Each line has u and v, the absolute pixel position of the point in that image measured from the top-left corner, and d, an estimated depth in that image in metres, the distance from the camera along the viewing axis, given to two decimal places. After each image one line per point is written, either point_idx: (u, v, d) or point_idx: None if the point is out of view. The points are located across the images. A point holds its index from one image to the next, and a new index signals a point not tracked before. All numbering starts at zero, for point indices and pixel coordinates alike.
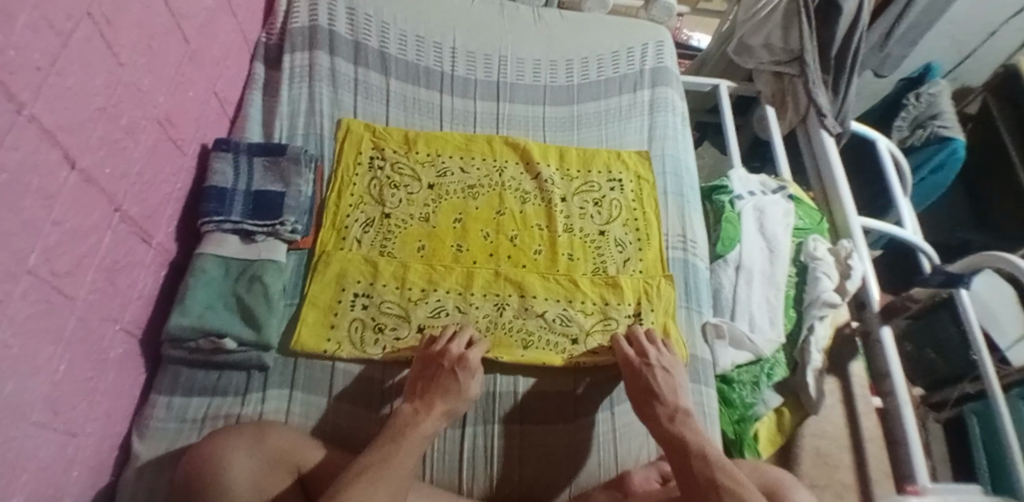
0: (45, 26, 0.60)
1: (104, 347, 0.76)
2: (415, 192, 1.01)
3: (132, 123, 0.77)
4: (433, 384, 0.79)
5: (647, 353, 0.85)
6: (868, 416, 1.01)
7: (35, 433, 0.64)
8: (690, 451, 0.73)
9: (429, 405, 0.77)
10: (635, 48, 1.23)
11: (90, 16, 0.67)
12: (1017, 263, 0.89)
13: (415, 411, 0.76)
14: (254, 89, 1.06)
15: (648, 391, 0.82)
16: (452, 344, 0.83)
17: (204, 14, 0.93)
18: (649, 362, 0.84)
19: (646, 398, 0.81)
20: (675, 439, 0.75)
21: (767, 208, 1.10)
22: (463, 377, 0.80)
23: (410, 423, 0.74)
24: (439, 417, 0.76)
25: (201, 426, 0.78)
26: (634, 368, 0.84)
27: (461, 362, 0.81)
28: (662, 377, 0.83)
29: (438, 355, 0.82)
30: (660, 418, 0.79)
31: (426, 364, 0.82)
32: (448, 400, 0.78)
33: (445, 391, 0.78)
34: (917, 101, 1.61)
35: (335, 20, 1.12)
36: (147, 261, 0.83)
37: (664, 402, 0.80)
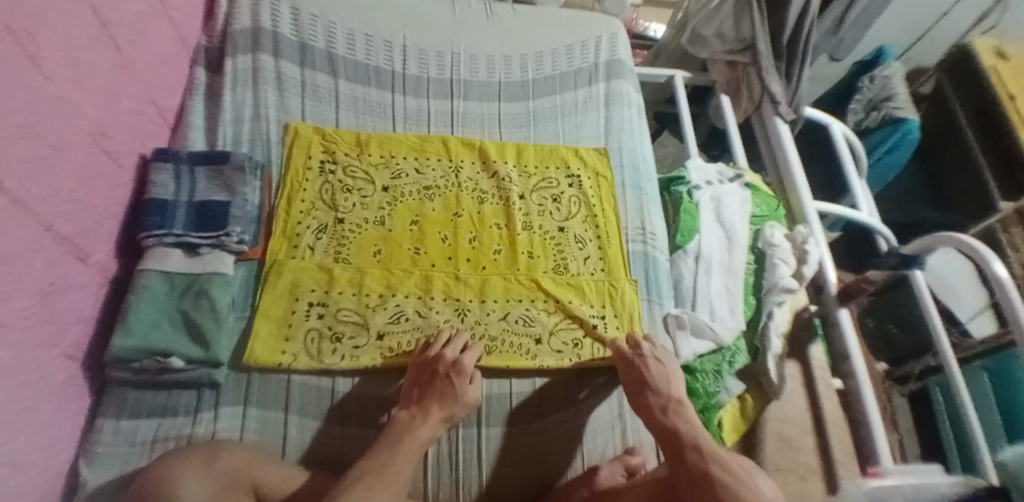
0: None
1: (43, 374, 0.72)
2: (369, 196, 0.99)
3: (60, 138, 0.74)
4: (432, 387, 0.80)
5: (641, 345, 0.86)
6: (829, 398, 1.03)
7: None
8: (683, 444, 0.72)
9: (426, 410, 0.77)
10: (589, 42, 1.22)
11: (11, 29, 0.64)
12: (964, 240, 0.92)
13: (412, 417, 0.76)
14: (195, 95, 1.02)
15: (643, 383, 0.82)
16: (447, 349, 0.83)
17: (136, 20, 0.89)
18: (645, 354, 0.85)
19: (641, 392, 0.82)
20: (670, 432, 0.75)
21: (724, 197, 1.11)
22: (459, 381, 0.80)
23: (407, 430, 0.75)
24: (438, 422, 0.77)
25: (152, 449, 0.76)
26: (627, 360, 0.85)
27: (456, 368, 0.81)
28: (655, 369, 0.84)
29: (433, 359, 0.82)
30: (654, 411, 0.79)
31: (421, 370, 0.82)
32: (446, 405, 0.78)
33: (443, 395, 0.79)
34: (872, 83, 1.65)
35: (278, 21, 1.09)
36: (84, 282, 0.79)
37: (657, 394, 0.81)
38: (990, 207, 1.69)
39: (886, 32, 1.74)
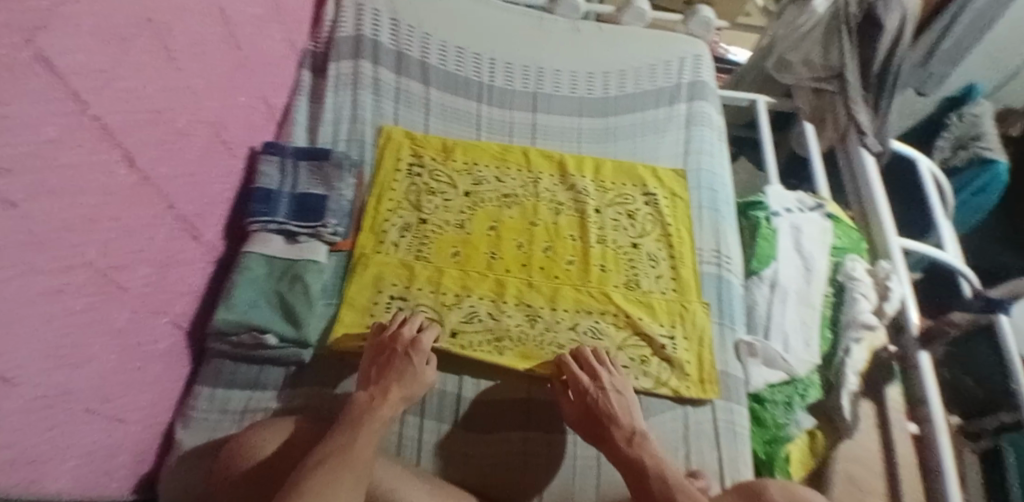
0: (106, 30, 0.64)
1: (153, 339, 0.79)
2: (451, 199, 1.03)
3: (187, 126, 0.81)
4: (389, 367, 0.79)
5: (600, 376, 0.83)
6: (903, 441, 1.01)
7: (83, 417, 0.68)
8: (648, 475, 0.73)
9: (385, 390, 0.77)
10: (672, 62, 1.23)
11: (150, 22, 0.71)
12: None
13: (371, 398, 0.76)
14: (300, 95, 1.10)
15: (601, 416, 0.80)
16: (404, 329, 0.83)
17: (256, 22, 0.97)
18: (598, 389, 0.82)
19: (601, 428, 0.80)
20: (636, 467, 0.74)
21: (804, 226, 1.09)
22: (416, 359, 0.81)
23: (366, 411, 0.74)
24: (396, 402, 0.76)
25: (242, 418, 0.81)
26: (587, 393, 0.81)
27: (414, 346, 0.82)
28: (617, 400, 0.81)
29: (390, 340, 0.82)
30: (613, 442, 0.78)
31: (379, 351, 0.82)
32: (404, 384, 0.78)
33: (402, 373, 0.79)
34: (960, 121, 1.60)
35: (378, 30, 1.16)
36: (196, 258, 0.87)
37: (614, 426, 0.79)
38: None
39: (971, 70, 1.63)
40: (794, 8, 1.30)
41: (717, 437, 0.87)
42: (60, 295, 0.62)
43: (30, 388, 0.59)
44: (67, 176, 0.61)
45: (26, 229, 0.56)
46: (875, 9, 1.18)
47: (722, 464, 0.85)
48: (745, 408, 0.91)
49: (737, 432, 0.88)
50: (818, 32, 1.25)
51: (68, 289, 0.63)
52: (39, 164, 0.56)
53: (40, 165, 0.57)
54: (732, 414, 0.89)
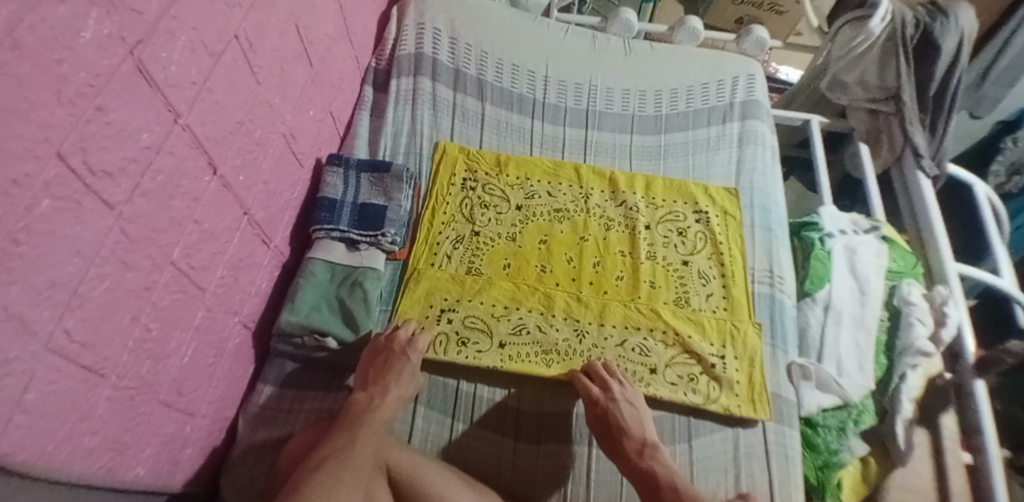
0: (200, 46, 0.69)
1: (224, 337, 0.83)
2: (504, 213, 1.05)
3: (263, 136, 0.86)
4: (387, 366, 0.82)
5: (611, 388, 0.84)
6: (957, 472, 0.96)
7: (161, 410, 0.72)
8: (661, 487, 0.76)
9: (383, 389, 0.80)
10: (725, 81, 1.24)
11: (237, 39, 0.76)
12: None
13: (370, 398, 0.79)
14: (363, 110, 1.14)
15: (611, 426, 0.82)
16: (400, 331, 0.87)
17: (326, 40, 1.02)
18: (610, 399, 0.83)
19: (612, 440, 0.81)
20: (650, 480, 0.77)
21: (859, 247, 1.07)
22: (413, 357, 0.84)
23: (365, 411, 0.77)
24: (394, 401, 0.80)
25: (300, 417, 0.85)
26: (600, 406, 0.82)
27: (409, 345, 0.85)
28: (627, 411, 0.83)
29: (388, 341, 0.85)
30: (625, 454, 0.80)
31: (376, 352, 0.84)
32: (402, 384, 0.81)
33: (398, 372, 0.82)
34: (1015, 146, 1.52)
35: (438, 47, 1.20)
36: (265, 262, 0.91)
37: (626, 438, 0.81)
38: None
39: None
40: (850, 28, 1.21)
41: (768, 458, 0.86)
42: (149, 292, 0.66)
43: (118, 379, 0.63)
44: (159, 180, 0.65)
45: (122, 229, 0.60)
46: (932, 30, 1.17)
47: (773, 487, 0.84)
48: (797, 431, 0.90)
49: (789, 456, 0.87)
50: (875, 53, 1.21)
51: (156, 287, 0.67)
52: (137, 169, 0.61)
53: (138, 170, 0.61)
54: (784, 437, 0.89)
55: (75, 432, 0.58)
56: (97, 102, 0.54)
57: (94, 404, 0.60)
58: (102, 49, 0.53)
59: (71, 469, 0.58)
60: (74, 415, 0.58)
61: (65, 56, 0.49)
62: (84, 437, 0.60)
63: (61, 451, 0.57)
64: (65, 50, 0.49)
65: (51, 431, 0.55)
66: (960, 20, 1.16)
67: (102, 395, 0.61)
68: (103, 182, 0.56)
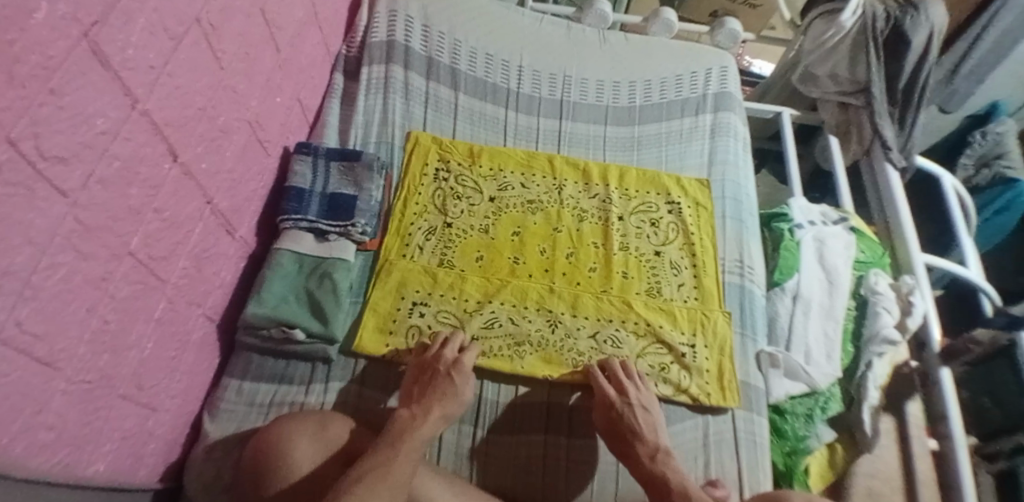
0: (160, 28, 0.67)
1: (187, 329, 0.81)
2: (477, 204, 1.04)
3: (227, 123, 0.84)
4: (431, 386, 0.80)
5: (627, 391, 0.84)
6: (923, 459, 0.97)
7: (120, 404, 0.70)
8: (672, 492, 0.74)
9: (427, 409, 0.77)
10: (699, 73, 1.25)
11: (199, 22, 0.74)
12: None
13: (412, 416, 0.76)
14: (333, 98, 1.12)
15: (624, 429, 0.81)
16: (446, 349, 0.85)
17: (295, 26, 1.00)
18: (627, 403, 0.83)
19: (624, 443, 0.81)
20: (660, 484, 0.75)
21: (828, 238, 1.09)
22: (459, 379, 0.82)
23: (408, 429, 0.74)
24: (436, 421, 0.76)
25: (267, 411, 0.83)
26: (615, 408, 0.82)
27: (456, 366, 0.83)
28: (643, 417, 0.82)
29: (434, 359, 0.84)
30: (637, 457, 0.79)
31: (422, 369, 0.83)
32: (446, 403, 0.79)
33: (443, 394, 0.79)
34: (983, 139, 1.58)
35: (411, 36, 1.18)
36: (229, 253, 0.88)
37: (637, 441, 0.80)
38: None
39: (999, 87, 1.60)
40: (823, 22, 1.23)
41: (737, 446, 0.87)
42: (106, 282, 0.64)
43: (74, 372, 0.61)
44: (117, 166, 0.63)
45: (76, 217, 0.58)
46: (903, 24, 1.19)
47: (742, 475, 0.85)
48: (765, 419, 0.91)
49: (758, 443, 0.88)
50: (846, 47, 1.23)
51: (113, 277, 0.65)
52: (93, 154, 0.59)
53: (93, 156, 0.59)
54: (753, 425, 0.89)
55: (31, 425, 0.56)
56: (51, 85, 0.52)
57: (50, 397, 0.58)
58: (56, 31, 0.51)
59: (28, 465, 0.56)
60: (31, 408, 0.56)
61: (19, 37, 0.47)
62: (40, 430, 0.58)
63: (16, 445, 0.55)
64: (18, 31, 0.47)
65: (5, 425, 0.53)
66: (932, 18, 1.18)
67: (58, 388, 0.59)
68: (57, 168, 0.54)
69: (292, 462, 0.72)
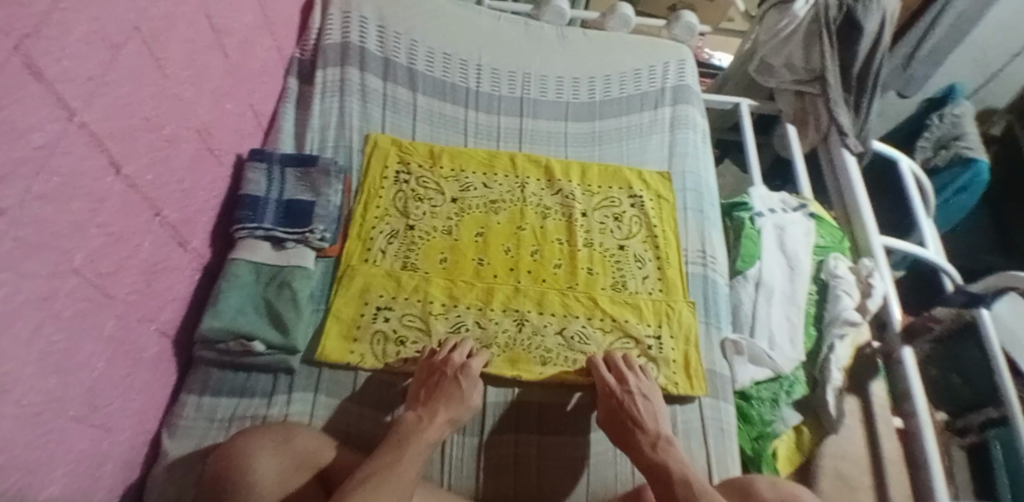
0: (97, 38, 0.64)
1: (139, 346, 0.78)
2: (439, 206, 1.03)
3: (173, 133, 0.81)
4: (439, 390, 0.80)
5: (627, 380, 0.84)
6: (890, 438, 0.98)
7: (72, 427, 0.67)
8: (673, 479, 0.71)
9: (433, 412, 0.77)
10: (657, 67, 1.26)
11: (139, 30, 0.72)
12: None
13: (419, 419, 0.76)
14: (288, 102, 1.11)
15: (623, 417, 0.81)
16: (454, 354, 0.84)
17: (243, 30, 0.98)
18: (627, 390, 0.83)
19: (624, 432, 0.80)
20: (659, 468, 0.73)
21: (788, 226, 1.11)
22: (466, 384, 0.81)
23: (414, 430, 0.74)
24: (442, 424, 0.76)
25: (228, 426, 0.81)
26: (615, 396, 0.83)
27: (463, 370, 0.82)
28: (643, 406, 0.82)
29: (441, 363, 0.83)
30: (638, 444, 0.78)
31: (430, 372, 0.83)
32: (451, 407, 0.78)
33: (450, 396, 0.79)
34: (940, 121, 1.62)
35: (366, 37, 1.17)
36: (183, 266, 0.86)
37: (637, 429, 0.79)
38: None
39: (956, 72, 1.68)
40: (775, 12, 1.27)
41: (704, 433, 0.88)
42: (50, 302, 0.62)
43: (21, 396, 0.58)
44: (56, 183, 0.60)
45: (14, 236, 0.55)
46: (856, 12, 1.20)
47: (711, 461, 0.86)
48: (732, 406, 0.93)
49: (725, 430, 0.89)
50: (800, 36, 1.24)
51: (57, 296, 0.62)
52: (29, 171, 0.56)
53: (30, 172, 0.57)
54: (720, 412, 0.91)
55: None
56: None
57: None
58: None
59: None
60: None
61: None
62: None
63: None
64: None
65: None
66: (883, 3, 1.19)
67: (6, 412, 0.57)
68: None
69: (255, 482, 0.69)
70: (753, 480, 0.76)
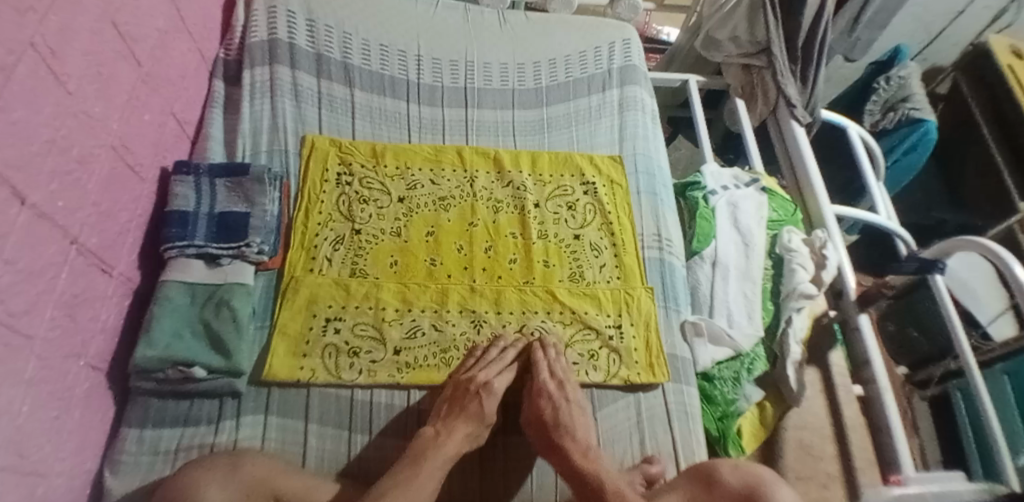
0: None
1: (69, 384, 0.72)
2: (385, 207, 0.99)
3: (84, 153, 0.74)
4: (460, 407, 0.79)
5: (566, 387, 0.83)
6: (850, 405, 1.00)
7: None
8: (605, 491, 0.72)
9: (451, 427, 0.77)
10: (603, 48, 1.23)
11: (33, 47, 0.65)
12: (992, 247, 0.88)
13: (436, 434, 0.77)
14: (214, 107, 1.05)
15: (553, 426, 0.79)
16: (480, 370, 0.83)
17: (157, 35, 0.92)
18: (565, 399, 0.82)
19: (554, 442, 0.78)
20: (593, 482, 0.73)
21: (741, 202, 1.12)
22: (488, 404, 0.80)
23: (432, 446, 0.75)
24: (461, 440, 0.77)
25: (175, 458, 0.76)
26: (553, 401, 0.81)
27: (486, 388, 0.81)
28: (577, 416, 0.81)
29: (464, 379, 0.82)
30: (568, 453, 0.76)
31: (453, 389, 0.82)
32: (471, 423, 0.78)
33: (471, 415, 0.79)
34: (887, 84, 1.62)
35: (295, 32, 1.11)
36: (109, 293, 0.80)
37: (568, 439, 0.78)
38: (1011, 209, 1.68)
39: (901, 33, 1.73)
40: None
41: (669, 419, 0.88)
42: None
43: None
44: None
45: None
46: None
47: (677, 446, 0.86)
48: (695, 388, 0.93)
49: (689, 413, 0.89)
50: (743, 9, 1.24)
51: None
52: None
53: None
54: (683, 396, 0.91)
55: None
56: None
57: None
58: None
59: None
60: None
61: None
62: None
63: None
64: None
65: None
66: None
67: None
68: None
69: None
70: (714, 464, 0.75)
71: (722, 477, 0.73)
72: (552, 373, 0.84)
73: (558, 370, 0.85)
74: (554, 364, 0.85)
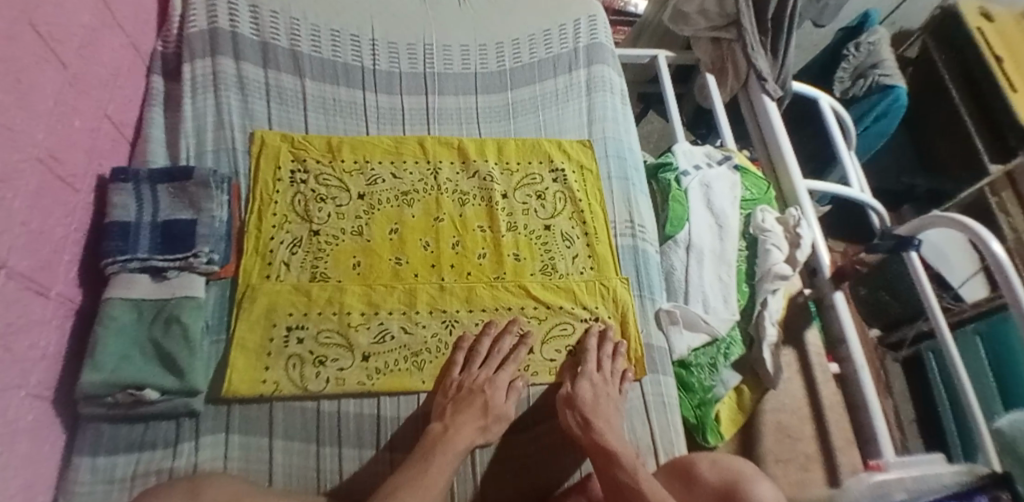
0: None
1: (11, 418, 0.66)
2: (344, 205, 0.94)
3: (7, 169, 0.67)
4: (466, 402, 0.77)
5: (604, 367, 0.85)
6: (827, 384, 1.00)
7: None
8: (618, 463, 0.70)
9: (456, 420, 0.75)
10: (567, 25, 1.18)
11: None
12: (972, 228, 0.85)
13: (444, 429, 0.74)
14: (153, 105, 0.98)
15: (589, 409, 0.78)
16: (480, 369, 0.82)
17: (82, 34, 0.84)
18: (605, 391, 0.81)
19: (587, 422, 0.76)
20: (607, 453, 0.71)
21: (713, 182, 1.10)
22: (495, 398, 0.79)
23: (441, 441, 0.72)
24: (471, 433, 0.74)
25: (133, 485, 0.72)
26: (596, 396, 0.80)
27: (489, 383, 0.80)
28: (609, 406, 0.80)
29: (466, 378, 0.81)
30: (602, 431, 0.74)
31: (456, 388, 0.80)
32: (477, 417, 0.76)
33: (477, 409, 0.77)
34: (857, 50, 1.59)
35: (237, 20, 1.04)
36: (46, 317, 0.74)
37: (603, 423, 0.76)
38: (981, 172, 1.69)
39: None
40: None
41: (647, 411, 0.86)
42: None
43: None
44: None
45: None
46: None
47: (655, 438, 0.84)
48: (671, 377, 0.91)
49: (667, 403, 0.88)
50: None
51: None
52: None
53: None
54: (660, 386, 0.89)
55: None
56: None
57: None
58: None
59: None
60: None
61: None
62: None
63: None
64: None
65: None
66: None
67: None
68: None
69: None
70: (695, 461, 0.75)
71: (704, 473, 0.72)
72: (599, 367, 0.85)
73: (606, 363, 0.85)
74: (604, 359, 0.86)
